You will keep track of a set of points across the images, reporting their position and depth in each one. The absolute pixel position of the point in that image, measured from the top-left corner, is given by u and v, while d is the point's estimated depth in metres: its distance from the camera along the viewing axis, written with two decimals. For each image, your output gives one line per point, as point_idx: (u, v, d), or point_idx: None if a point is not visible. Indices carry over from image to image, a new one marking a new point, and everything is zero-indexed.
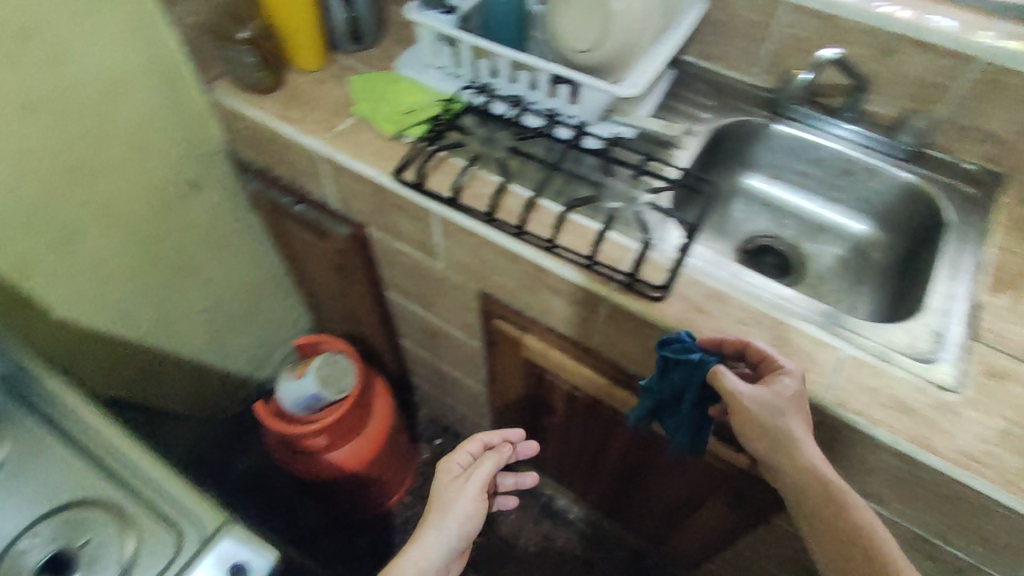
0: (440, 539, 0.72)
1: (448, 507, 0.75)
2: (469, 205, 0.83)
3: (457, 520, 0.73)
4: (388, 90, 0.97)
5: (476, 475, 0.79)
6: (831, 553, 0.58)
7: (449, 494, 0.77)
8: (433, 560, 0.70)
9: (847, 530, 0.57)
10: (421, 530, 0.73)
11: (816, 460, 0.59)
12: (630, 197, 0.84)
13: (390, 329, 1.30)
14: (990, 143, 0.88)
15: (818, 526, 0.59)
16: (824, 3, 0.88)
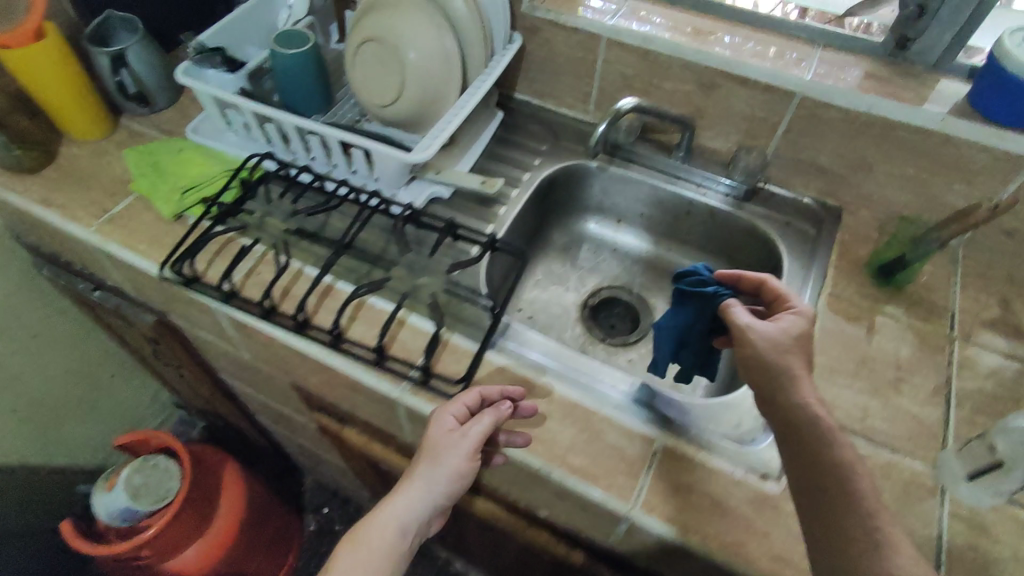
0: (406, 505, 0.62)
1: (436, 458, 0.62)
2: (250, 298, 0.73)
3: (457, 467, 0.62)
4: (173, 158, 0.84)
5: (457, 442, 0.61)
6: (812, 515, 0.49)
7: (444, 458, 0.62)
8: (405, 521, 0.62)
9: (844, 493, 0.48)
10: (414, 482, 0.63)
11: (808, 392, 0.52)
12: (435, 271, 0.76)
13: (242, 407, 1.20)
14: (821, 177, 0.82)
15: (803, 473, 0.50)
16: (637, 37, 0.81)
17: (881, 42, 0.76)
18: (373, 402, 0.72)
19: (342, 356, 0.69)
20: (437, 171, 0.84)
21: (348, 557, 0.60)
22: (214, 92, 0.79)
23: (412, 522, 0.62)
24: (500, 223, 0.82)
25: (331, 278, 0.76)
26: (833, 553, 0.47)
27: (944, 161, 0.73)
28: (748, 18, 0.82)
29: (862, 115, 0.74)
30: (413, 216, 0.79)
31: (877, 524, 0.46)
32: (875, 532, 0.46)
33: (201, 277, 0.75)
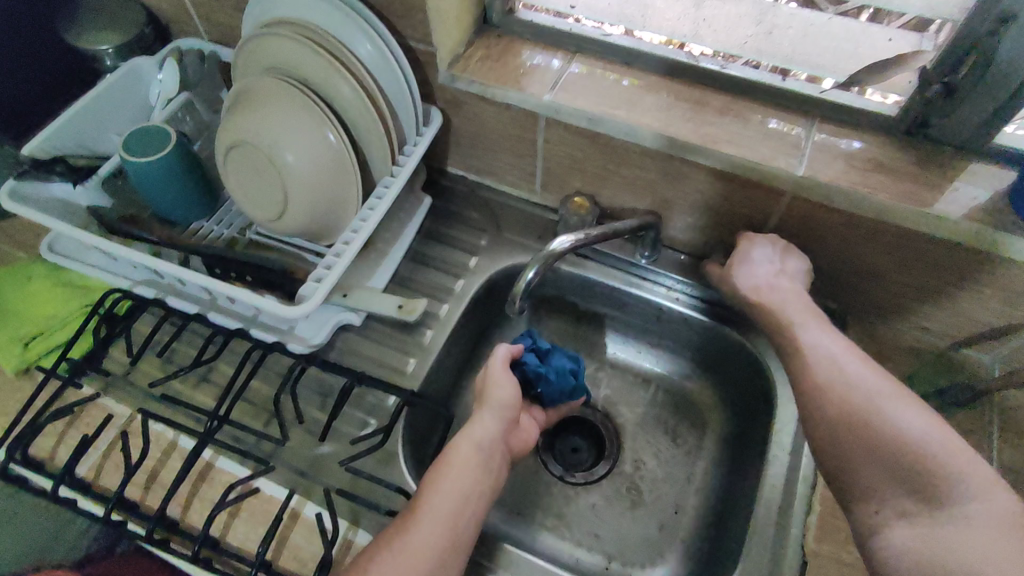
0: (407, 563, 0.46)
1: (459, 463, 0.52)
2: (103, 490, 0.58)
3: (467, 484, 0.51)
4: (17, 292, 0.68)
5: (479, 437, 0.55)
6: (831, 430, 0.51)
7: (465, 460, 0.53)
8: (429, 558, 0.47)
9: (838, 367, 0.53)
10: (426, 498, 0.50)
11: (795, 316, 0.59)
12: (341, 438, 0.61)
13: None
14: (819, 280, 0.67)
15: (810, 393, 0.54)
16: (583, 118, 0.63)
17: (896, 116, 0.59)
18: None
19: (217, 571, 0.54)
20: (343, 292, 0.67)
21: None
22: (47, 216, 0.62)
23: (436, 557, 0.47)
24: (424, 356, 0.67)
25: (209, 453, 0.60)
26: (860, 447, 0.49)
27: (975, 276, 0.57)
28: (722, 83, 0.64)
29: (869, 221, 0.57)
30: (312, 362, 0.63)
31: (887, 414, 0.49)
32: (865, 401, 0.51)
33: (44, 464, 0.59)
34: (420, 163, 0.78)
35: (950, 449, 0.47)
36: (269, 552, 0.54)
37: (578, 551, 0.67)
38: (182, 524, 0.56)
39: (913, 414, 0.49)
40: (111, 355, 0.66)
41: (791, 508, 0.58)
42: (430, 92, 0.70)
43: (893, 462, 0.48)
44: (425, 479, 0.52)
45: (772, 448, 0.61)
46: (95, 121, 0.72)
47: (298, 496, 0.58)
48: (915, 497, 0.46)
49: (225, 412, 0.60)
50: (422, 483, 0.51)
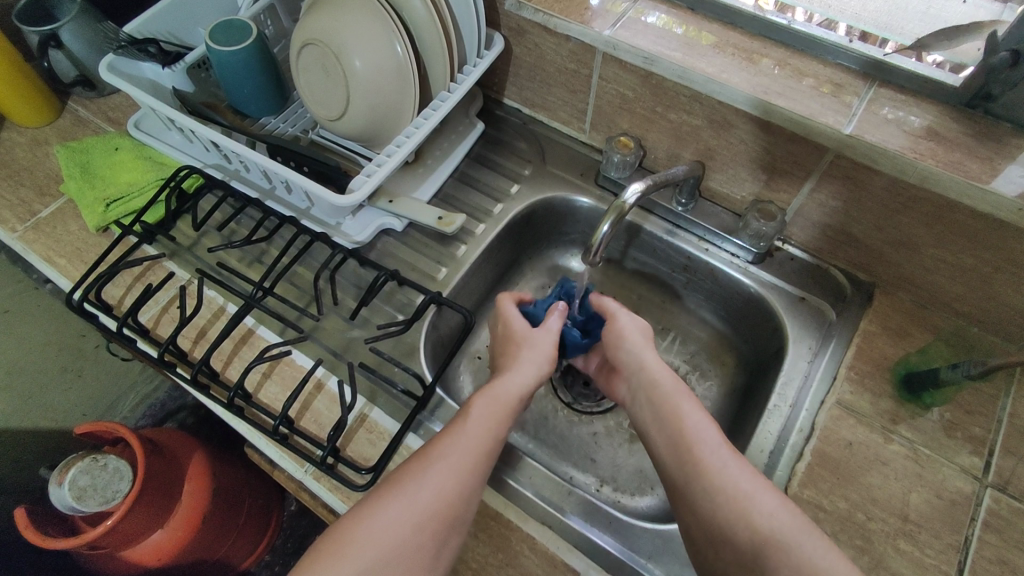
0: (445, 478, 0.48)
1: (497, 394, 0.54)
2: (159, 336, 0.65)
3: (500, 407, 0.53)
4: (106, 160, 0.76)
5: (520, 375, 0.56)
6: (679, 474, 0.50)
7: (501, 393, 0.54)
8: (468, 466, 0.49)
9: (698, 436, 0.50)
10: (462, 421, 0.52)
11: (642, 350, 0.59)
12: (368, 326, 0.66)
13: None
14: (852, 248, 0.67)
15: (665, 457, 0.52)
16: (639, 57, 0.64)
17: (958, 87, 0.57)
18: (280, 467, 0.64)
19: (248, 416, 0.60)
20: (389, 198, 0.71)
21: (390, 504, 0.47)
22: (138, 91, 0.68)
23: (467, 474, 0.49)
24: (455, 268, 0.71)
25: (252, 322, 0.66)
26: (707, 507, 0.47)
27: (1012, 258, 0.56)
28: (784, 37, 0.64)
29: (911, 189, 0.57)
30: (354, 255, 0.68)
31: (745, 498, 0.46)
32: (720, 483, 0.47)
33: (113, 309, 0.67)
34: (478, 89, 0.81)
35: (802, 534, 0.45)
36: (293, 411, 0.60)
37: (573, 471, 0.71)
38: (222, 376, 0.63)
39: (778, 505, 0.46)
40: (178, 226, 0.73)
41: (783, 454, 0.60)
42: (495, 19, 0.72)
43: (736, 550, 0.46)
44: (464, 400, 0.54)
45: (772, 399, 0.63)
46: (186, 14, 0.78)
47: (324, 368, 0.63)
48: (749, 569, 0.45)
49: (269, 286, 0.66)
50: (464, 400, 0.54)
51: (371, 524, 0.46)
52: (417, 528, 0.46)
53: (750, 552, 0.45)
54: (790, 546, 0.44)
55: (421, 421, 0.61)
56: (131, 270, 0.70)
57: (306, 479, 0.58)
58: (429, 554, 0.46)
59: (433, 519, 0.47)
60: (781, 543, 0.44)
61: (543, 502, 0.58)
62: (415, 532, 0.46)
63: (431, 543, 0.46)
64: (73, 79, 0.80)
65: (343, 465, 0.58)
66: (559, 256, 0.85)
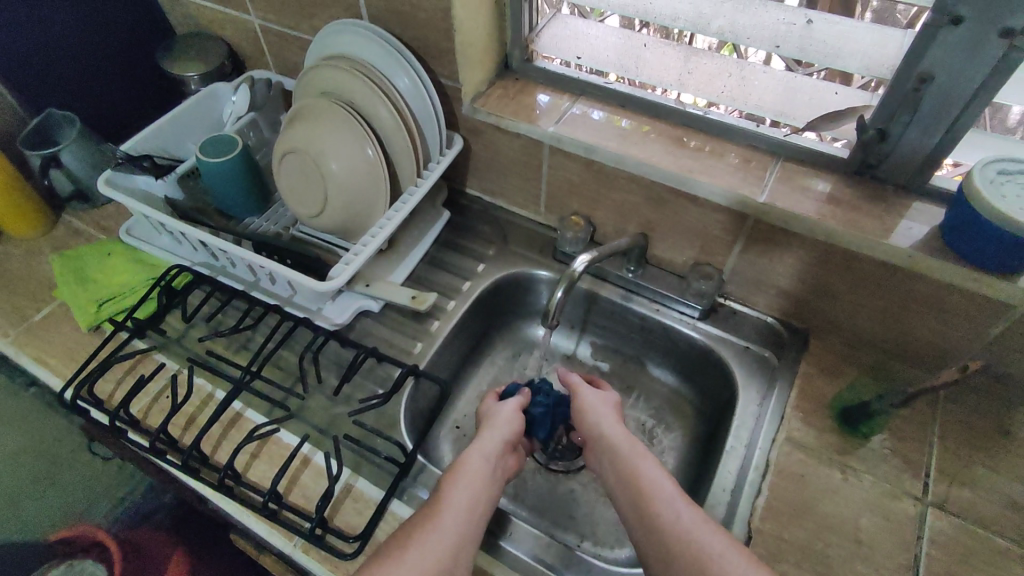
0: (435, 546, 0.51)
1: (471, 471, 0.58)
2: (149, 426, 0.68)
3: (476, 484, 0.57)
4: (99, 264, 0.81)
5: (486, 451, 0.61)
6: (642, 531, 0.54)
7: (475, 469, 0.59)
8: (452, 540, 0.52)
9: (655, 492, 0.56)
10: (444, 498, 0.55)
11: (605, 423, 0.64)
12: (351, 401, 0.70)
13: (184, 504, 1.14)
14: (783, 300, 0.75)
15: (630, 517, 0.56)
16: (579, 147, 0.75)
17: (846, 159, 0.68)
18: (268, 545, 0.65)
19: (237, 496, 0.62)
20: (366, 283, 0.78)
21: (386, 575, 0.49)
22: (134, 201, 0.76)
23: (454, 543, 0.52)
24: (430, 341, 0.77)
25: (239, 406, 0.70)
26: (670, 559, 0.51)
27: (912, 297, 0.64)
28: (700, 125, 0.76)
29: (819, 244, 0.66)
30: (335, 336, 0.73)
31: (699, 545, 0.51)
32: (677, 535, 0.52)
33: (104, 404, 0.70)
34: (443, 181, 0.90)
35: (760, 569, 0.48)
36: (280, 488, 0.63)
37: (554, 529, 0.74)
38: (211, 459, 0.66)
39: (730, 546, 0.50)
40: (168, 321, 0.78)
41: (743, 491, 0.64)
42: (454, 122, 0.83)
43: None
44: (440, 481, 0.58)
45: (729, 441, 0.69)
46: (177, 132, 0.87)
47: (310, 445, 0.67)
48: None
49: (256, 370, 0.71)
50: (441, 480, 0.58)
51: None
52: None
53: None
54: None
55: (404, 488, 0.64)
56: (122, 365, 0.74)
57: (296, 553, 0.60)
58: None
59: None
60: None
61: (527, 556, 0.61)
62: None
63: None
64: (70, 191, 0.87)
65: (332, 536, 0.60)
66: (527, 326, 0.91)
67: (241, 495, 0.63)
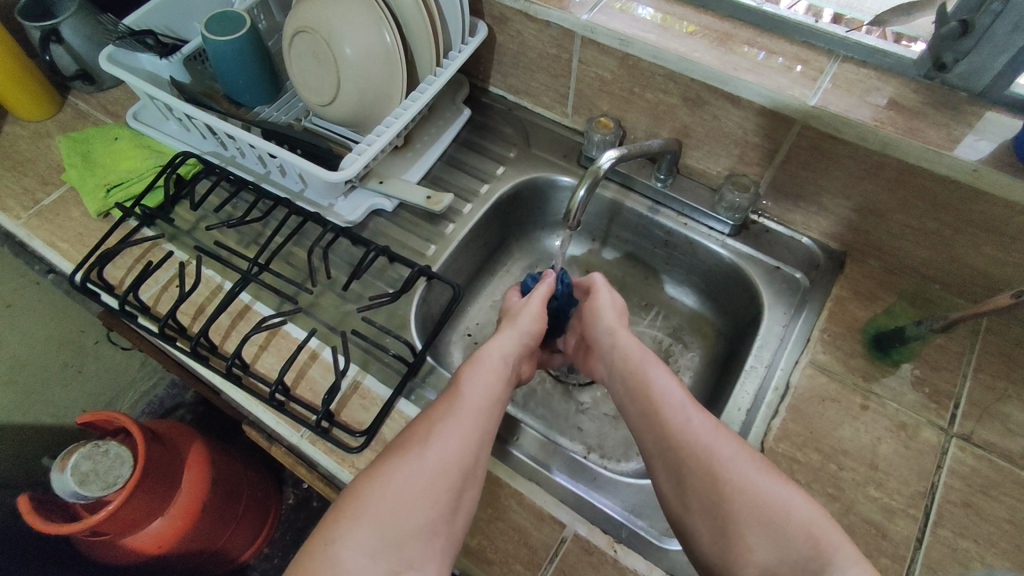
0: (457, 436, 0.50)
1: (485, 367, 0.56)
2: (160, 312, 0.68)
3: (490, 382, 0.55)
4: (106, 149, 0.79)
5: (505, 351, 0.59)
6: (652, 437, 0.53)
7: (493, 369, 0.57)
8: (470, 432, 0.51)
9: (664, 397, 0.54)
10: (458, 392, 0.54)
11: (615, 327, 0.63)
12: (360, 300, 0.69)
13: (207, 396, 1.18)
14: (823, 219, 0.70)
15: (640, 424, 0.54)
16: (615, 39, 0.68)
17: (915, 60, 0.61)
18: (276, 434, 0.66)
19: (246, 385, 0.62)
20: (380, 180, 0.74)
21: (409, 467, 0.48)
22: (137, 79, 0.71)
23: (474, 438, 0.51)
24: (444, 245, 0.74)
25: (248, 298, 0.69)
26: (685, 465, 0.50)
27: (969, 219, 0.58)
28: (752, 18, 0.68)
29: (873, 155, 0.60)
30: (346, 233, 0.71)
31: (708, 450, 0.49)
32: (686, 439, 0.50)
33: (114, 289, 0.69)
34: (464, 76, 0.84)
35: (782, 483, 0.47)
36: (289, 380, 0.63)
37: (562, 439, 0.74)
38: (220, 349, 0.65)
39: (744, 453, 0.49)
40: (177, 210, 0.76)
41: (759, 411, 0.62)
42: (478, 7, 0.75)
43: (709, 498, 0.48)
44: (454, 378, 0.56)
45: (749, 361, 0.66)
46: (183, 9, 0.82)
47: (318, 340, 0.66)
48: (722, 517, 0.47)
49: (265, 263, 0.69)
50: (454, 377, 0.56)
51: (392, 487, 0.47)
52: (435, 489, 0.47)
53: (711, 501, 0.48)
54: (766, 492, 0.46)
55: (412, 388, 0.64)
56: (131, 252, 0.72)
57: (303, 443, 0.60)
58: (445, 514, 0.47)
59: (446, 482, 0.48)
60: (758, 490, 0.47)
61: (531, 460, 0.61)
62: (431, 493, 0.47)
63: (453, 501, 0.48)
64: (74, 72, 0.83)
65: (338, 428, 0.60)
66: (546, 237, 0.87)
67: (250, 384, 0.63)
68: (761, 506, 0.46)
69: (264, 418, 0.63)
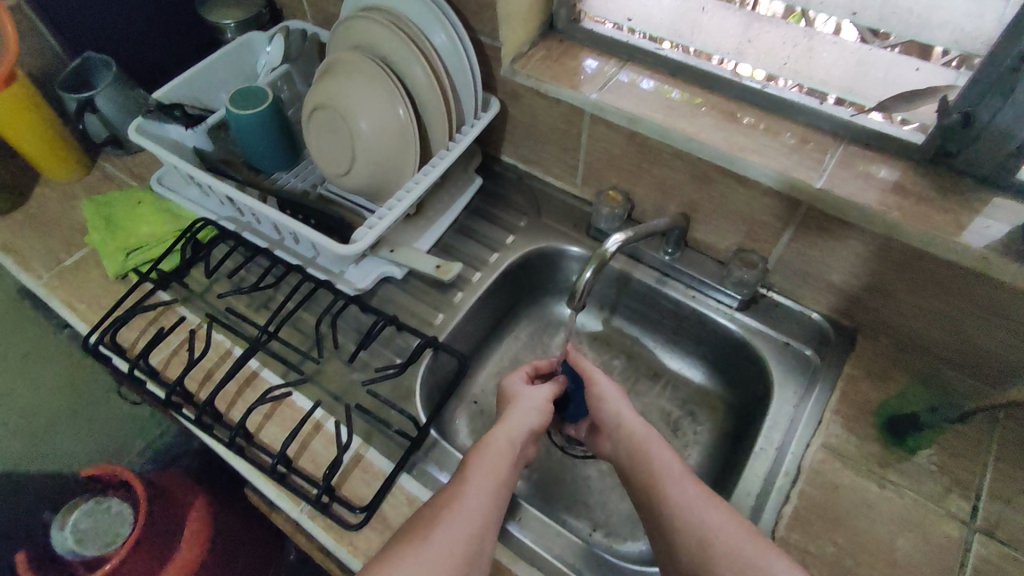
0: (465, 520, 0.50)
1: (492, 447, 0.56)
2: (168, 378, 0.68)
3: (498, 464, 0.55)
4: (128, 213, 0.81)
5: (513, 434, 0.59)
6: (666, 523, 0.52)
7: (499, 449, 0.56)
8: (478, 515, 0.51)
9: (665, 472, 0.55)
10: (466, 475, 0.54)
11: (620, 408, 0.62)
12: (367, 369, 0.69)
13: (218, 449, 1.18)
14: (832, 296, 0.70)
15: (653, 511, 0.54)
16: (623, 117, 0.69)
17: (921, 145, 0.61)
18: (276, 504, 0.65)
19: (249, 456, 0.62)
20: (391, 248, 0.75)
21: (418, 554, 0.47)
22: (162, 149, 0.74)
23: (481, 521, 0.51)
24: (452, 313, 0.74)
25: (256, 364, 0.69)
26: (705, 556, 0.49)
27: (982, 305, 0.58)
28: (757, 100, 0.69)
29: (880, 238, 0.60)
30: (355, 302, 0.72)
31: (703, 526, 0.50)
32: (682, 514, 0.51)
33: (126, 354, 0.70)
34: (477, 146, 0.86)
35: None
36: (291, 451, 0.62)
37: (566, 515, 0.72)
38: (225, 416, 0.65)
39: (762, 542, 0.49)
40: (192, 274, 0.78)
41: (769, 495, 0.61)
42: (492, 84, 0.78)
43: None
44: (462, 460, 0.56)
45: (759, 442, 0.64)
46: (210, 82, 0.86)
47: (323, 410, 0.66)
48: None
49: (275, 331, 0.70)
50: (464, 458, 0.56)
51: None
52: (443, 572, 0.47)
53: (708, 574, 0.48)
54: None
55: (415, 462, 0.63)
56: (145, 315, 0.74)
57: (303, 519, 0.60)
58: None
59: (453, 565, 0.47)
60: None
61: (535, 543, 0.59)
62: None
63: None
64: (105, 138, 0.87)
65: (338, 504, 0.59)
66: (555, 304, 0.88)
67: (252, 455, 0.62)
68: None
69: (265, 490, 0.63)
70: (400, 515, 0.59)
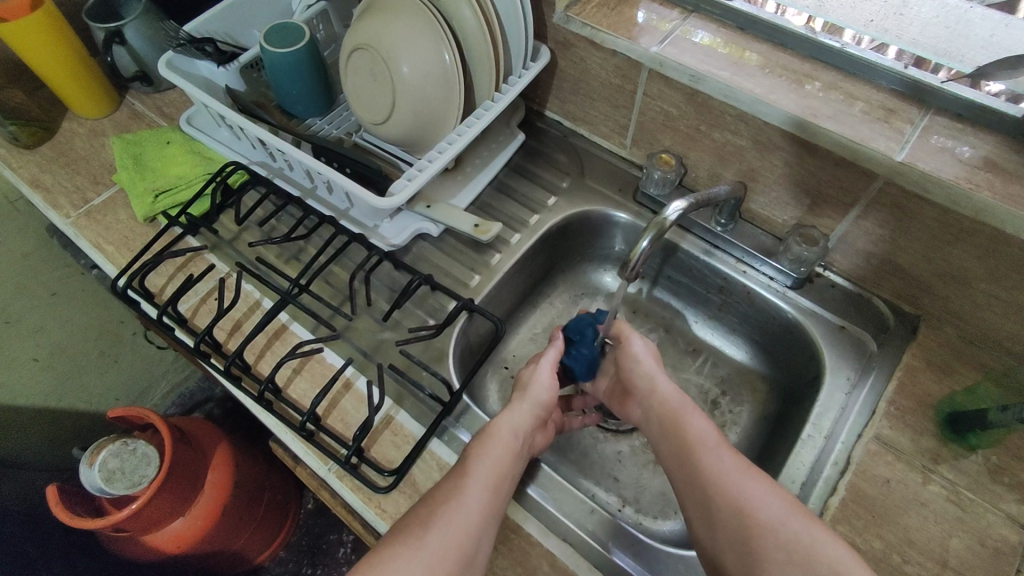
0: (463, 518, 0.48)
1: (494, 438, 0.54)
2: (197, 327, 0.67)
3: (500, 458, 0.52)
4: (157, 152, 0.78)
5: (518, 425, 0.56)
6: (700, 494, 0.49)
7: (504, 443, 0.54)
8: (476, 514, 0.49)
9: (698, 438, 0.52)
10: (466, 470, 0.51)
11: (652, 371, 0.59)
12: (399, 329, 0.67)
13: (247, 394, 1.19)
14: (895, 279, 0.65)
15: (685, 484, 0.50)
16: (685, 74, 0.63)
17: (1019, 118, 0.54)
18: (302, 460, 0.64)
19: (278, 410, 0.60)
20: (428, 203, 0.72)
21: (410, 554, 0.46)
22: (193, 86, 0.71)
23: (480, 520, 0.49)
24: (489, 276, 0.71)
25: (286, 318, 0.67)
26: (742, 531, 0.45)
27: None
28: (835, 60, 0.63)
29: (963, 221, 0.55)
30: (389, 258, 0.69)
31: (736, 493, 0.47)
32: (715, 479, 0.48)
33: (154, 300, 0.68)
34: (521, 100, 0.81)
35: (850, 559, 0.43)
36: (320, 408, 0.61)
37: (595, 488, 0.70)
38: (254, 369, 0.64)
39: (801, 519, 0.45)
40: (222, 220, 0.75)
41: (815, 485, 0.58)
42: (542, 31, 0.73)
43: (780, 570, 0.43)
44: (466, 449, 0.54)
45: (806, 429, 0.61)
46: (241, 17, 0.81)
47: (354, 368, 0.64)
48: None
49: (305, 284, 0.67)
50: (467, 448, 0.53)
51: None
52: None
53: (740, 544, 0.45)
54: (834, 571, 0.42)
55: (445, 428, 0.61)
56: (174, 261, 0.72)
57: (331, 478, 0.58)
58: None
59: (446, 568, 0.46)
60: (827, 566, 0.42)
61: (566, 519, 0.57)
62: None
63: None
64: (133, 73, 0.83)
65: (367, 465, 0.58)
66: (593, 271, 0.84)
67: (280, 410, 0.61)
68: (794, 556, 0.43)
69: (293, 446, 0.61)
70: (428, 480, 0.57)
